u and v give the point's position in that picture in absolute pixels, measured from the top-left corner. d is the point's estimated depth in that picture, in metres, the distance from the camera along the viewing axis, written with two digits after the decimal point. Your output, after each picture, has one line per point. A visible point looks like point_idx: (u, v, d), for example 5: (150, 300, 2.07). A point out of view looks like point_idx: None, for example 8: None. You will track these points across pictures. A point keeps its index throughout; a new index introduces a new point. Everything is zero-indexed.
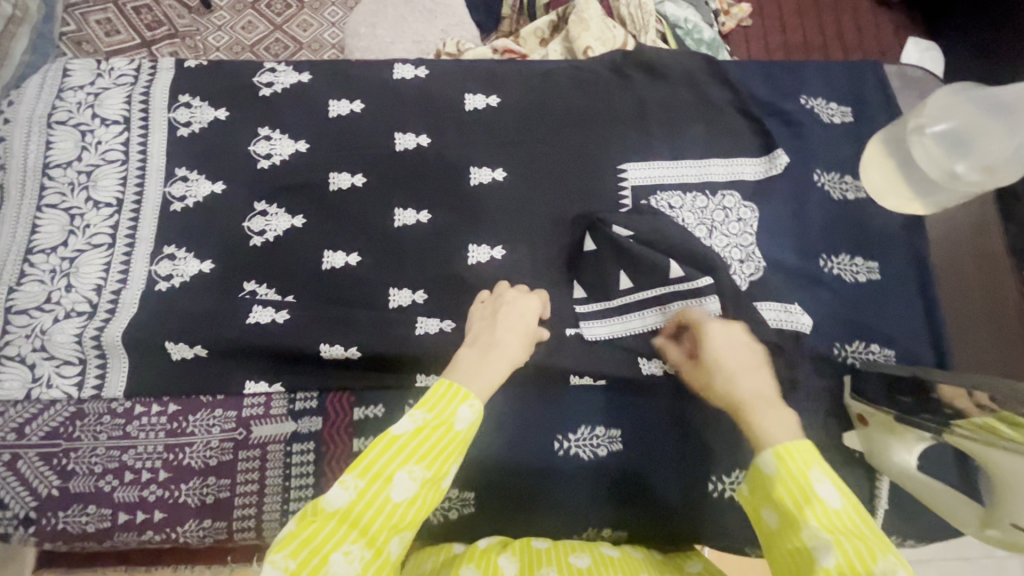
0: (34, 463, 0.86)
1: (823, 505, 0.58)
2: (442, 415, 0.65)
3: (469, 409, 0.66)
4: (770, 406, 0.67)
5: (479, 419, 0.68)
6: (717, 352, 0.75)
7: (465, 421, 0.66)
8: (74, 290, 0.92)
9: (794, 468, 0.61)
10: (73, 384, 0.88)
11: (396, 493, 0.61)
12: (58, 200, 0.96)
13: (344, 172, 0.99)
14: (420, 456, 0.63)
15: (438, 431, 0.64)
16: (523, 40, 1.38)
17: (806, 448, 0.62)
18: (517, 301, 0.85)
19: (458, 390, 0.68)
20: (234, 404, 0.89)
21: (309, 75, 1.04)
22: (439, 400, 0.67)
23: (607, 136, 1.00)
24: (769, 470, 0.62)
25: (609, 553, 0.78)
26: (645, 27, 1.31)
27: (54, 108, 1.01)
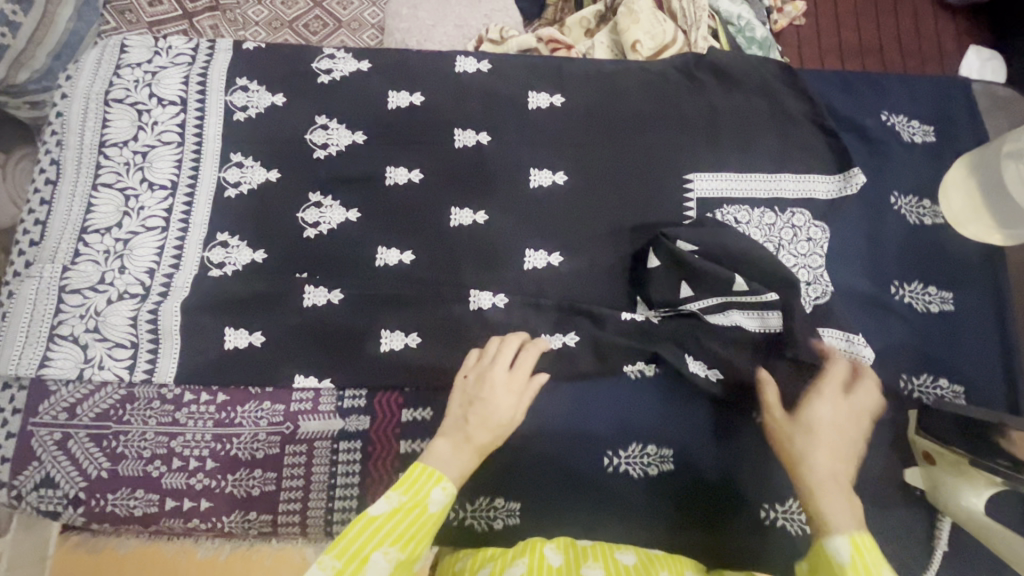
0: (84, 443, 0.86)
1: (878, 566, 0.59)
2: (417, 496, 0.65)
3: (443, 491, 0.66)
4: (839, 493, 0.66)
5: (452, 501, 0.67)
6: (811, 410, 0.76)
7: (438, 503, 0.65)
8: (127, 272, 0.92)
9: (861, 564, 0.59)
10: (124, 368, 0.88)
11: (371, 574, 0.59)
12: (113, 179, 0.95)
13: (400, 167, 0.96)
14: (396, 539, 0.61)
15: (412, 513, 0.63)
16: (568, 30, 1.33)
17: (869, 548, 0.60)
18: (496, 386, 0.78)
19: (434, 471, 0.67)
20: (282, 397, 0.89)
21: (368, 63, 1.01)
22: (415, 481, 0.66)
23: (674, 144, 0.96)
24: (844, 558, 0.60)
25: (656, 553, 0.77)
26: (696, 23, 1.23)
27: (111, 85, 0.99)
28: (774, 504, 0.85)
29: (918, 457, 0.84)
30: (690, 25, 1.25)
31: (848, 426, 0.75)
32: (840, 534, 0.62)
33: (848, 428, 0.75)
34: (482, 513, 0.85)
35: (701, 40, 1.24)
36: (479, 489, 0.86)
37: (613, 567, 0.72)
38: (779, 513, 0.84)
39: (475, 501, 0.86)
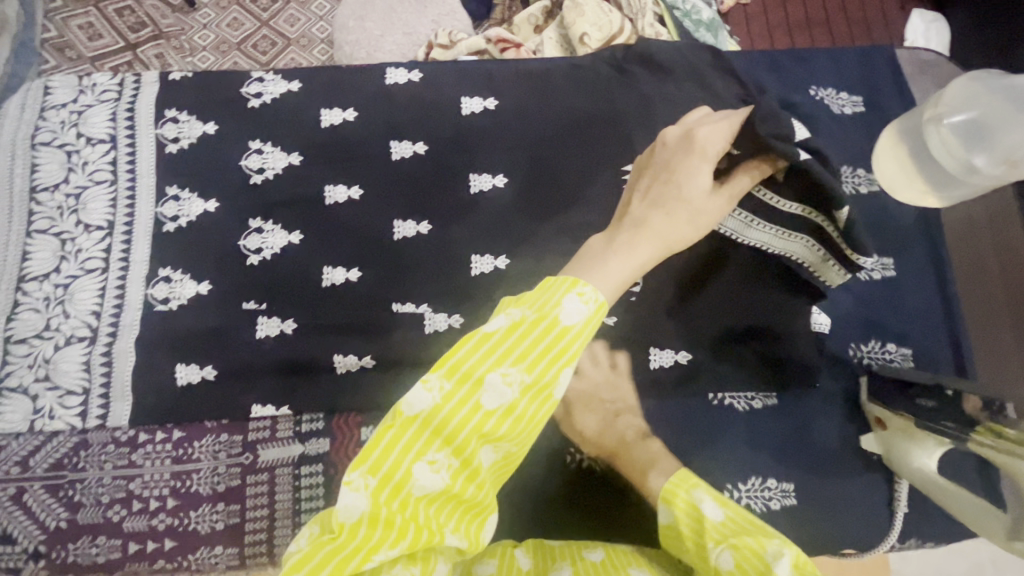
0: (40, 496, 0.84)
1: (688, 490, 0.67)
2: (544, 309, 0.54)
3: (579, 300, 0.55)
4: (634, 449, 0.77)
5: (596, 313, 0.56)
6: (578, 417, 0.81)
7: (575, 315, 0.55)
8: (71, 316, 0.90)
9: (680, 503, 0.66)
10: (75, 415, 0.87)
11: (487, 398, 0.53)
12: (48, 225, 0.94)
13: (340, 185, 0.96)
14: (516, 358, 0.53)
15: (538, 328, 0.53)
16: (517, 27, 1.33)
17: (677, 478, 0.69)
18: (691, 180, 0.66)
19: (568, 280, 0.56)
20: (240, 427, 0.88)
21: (299, 83, 1.00)
22: (543, 292, 0.56)
23: (609, 137, 0.97)
24: (667, 517, 0.67)
25: (623, 547, 0.78)
26: (642, 10, 1.24)
27: (37, 129, 0.98)
28: (738, 484, 0.84)
29: (871, 424, 0.86)
30: (636, 12, 1.26)
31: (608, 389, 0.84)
32: (660, 503, 0.68)
33: (626, 415, 0.82)
34: None
35: (649, 27, 1.25)
36: None
37: (581, 565, 0.72)
38: (743, 493, 0.84)
39: None
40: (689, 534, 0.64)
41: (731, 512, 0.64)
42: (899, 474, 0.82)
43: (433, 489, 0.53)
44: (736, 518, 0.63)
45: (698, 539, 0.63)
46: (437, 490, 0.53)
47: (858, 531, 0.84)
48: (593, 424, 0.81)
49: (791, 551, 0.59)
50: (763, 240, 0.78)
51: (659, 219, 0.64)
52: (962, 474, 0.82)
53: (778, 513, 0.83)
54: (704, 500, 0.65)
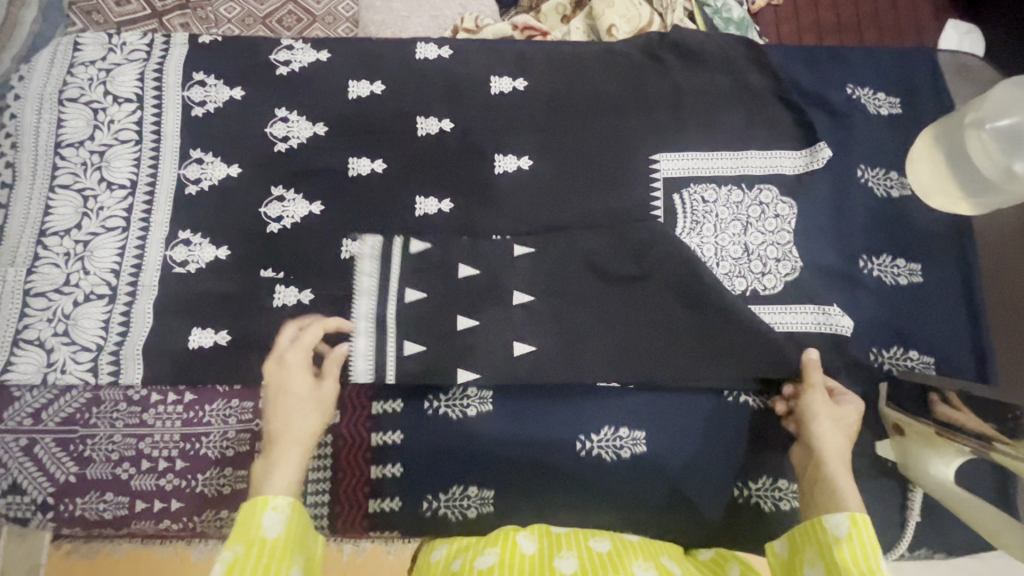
0: (51, 448, 0.85)
1: (874, 543, 0.63)
2: (247, 535, 0.63)
3: (276, 513, 0.65)
4: (843, 471, 0.73)
5: (293, 514, 0.66)
6: (831, 416, 0.78)
7: (275, 528, 0.64)
8: (91, 273, 0.90)
9: (863, 536, 0.64)
10: (88, 371, 0.87)
11: None
12: (71, 180, 0.94)
13: (363, 157, 0.95)
14: None
15: (255, 553, 0.62)
16: (543, 16, 1.31)
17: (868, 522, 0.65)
18: (302, 401, 0.78)
19: (258, 500, 0.66)
20: (252, 394, 0.87)
21: (328, 53, 0.99)
22: (241, 523, 0.64)
23: (638, 124, 0.96)
24: (840, 532, 0.64)
25: (630, 539, 0.77)
26: (672, 4, 1.23)
27: (65, 84, 0.97)
28: (748, 481, 0.85)
29: (888, 429, 0.84)
30: (665, 6, 1.25)
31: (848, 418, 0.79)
32: (841, 512, 0.66)
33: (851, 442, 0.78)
34: (456, 503, 0.85)
35: (678, 22, 1.23)
36: (451, 478, 0.85)
37: (587, 555, 0.71)
38: (752, 491, 0.85)
39: (448, 491, 0.85)
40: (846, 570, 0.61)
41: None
42: (914, 481, 0.81)
43: None
44: None
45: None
46: None
47: None
48: (836, 433, 0.77)
49: None
50: (749, 264, 0.90)
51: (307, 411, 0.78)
52: (980, 487, 0.80)
53: (787, 513, 0.84)
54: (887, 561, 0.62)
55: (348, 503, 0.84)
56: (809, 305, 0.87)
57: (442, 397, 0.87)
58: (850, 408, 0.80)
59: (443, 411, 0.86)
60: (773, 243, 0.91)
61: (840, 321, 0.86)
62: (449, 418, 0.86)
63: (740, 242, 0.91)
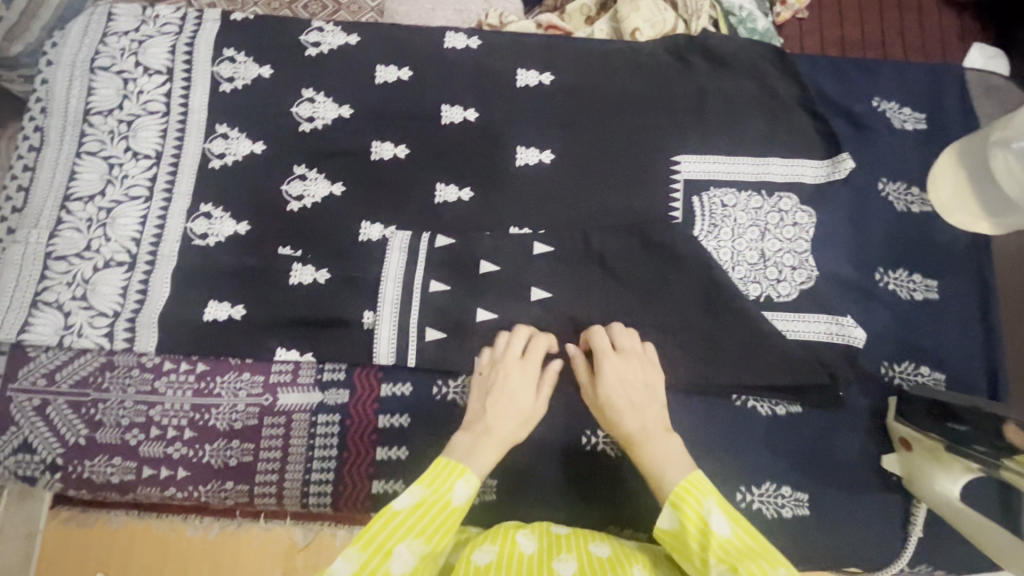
0: (62, 410, 0.86)
1: (691, 505, 0.67)
2: (440, 491, 0.66)
3: (467, 484, 0.68)
4: (656, 442, 0.74)
5: (476, 493, 0.69)
6: (609, 386, 0.79)
7: (462, 497, 0.67)
8: (112, 240, 0.91)
9: (688, 511, 0.66)
10: (104, 336, 0.88)
11: (395, 567, 0.61)
12: (97, 148, 0.95)
13: (387, 142, 0.95)
14: (419, 532, 0.63)
15: (435, 508, 0.65)
16: (568, 15, 1.31)
17: (692, 481, 0.69)
18: (533, 395, 0.79)
19: (458, 464, 0.69)
20: (263, 368, 0.88)
21: (357, 37, 1.00)
22: (437, 474, 0.68)
23: (662, 124, 0.96)
24: (669, 525, 0.67)
25: (629, 544, 0.77)
26: (698, 12, 1.21)
27: (98, 53, 0.98)
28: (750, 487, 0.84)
29: (895, 443, 0.84)
30: (691, 14, 1.23)
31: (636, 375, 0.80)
32: (665, 507, 0.68)
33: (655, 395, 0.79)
34: None
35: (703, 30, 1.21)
36: None
37: (587, 560, 0.70)
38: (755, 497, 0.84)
39: None
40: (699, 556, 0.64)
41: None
42: (918, 496, 0.80)
43: None
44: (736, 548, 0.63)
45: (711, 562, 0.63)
46: None
47: (866, 547, 0.83)
48: (620, 398, 0.78)
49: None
50: (766, 269, 0.90)
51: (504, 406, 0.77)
52: (985, 506, 0.80)
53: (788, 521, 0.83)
54: (715, 513, 0.65)
55: (352, 483, 0.86)
56: (821, 315, 0.87)
57: (451, 383, 0.87)
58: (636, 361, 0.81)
59: (452, 398, 0.87)
60: (790, 251, 0.91)
61: (853, 332, 0.86)
62: (457, 404, 0.87)
63: (757, 248, 0.91)
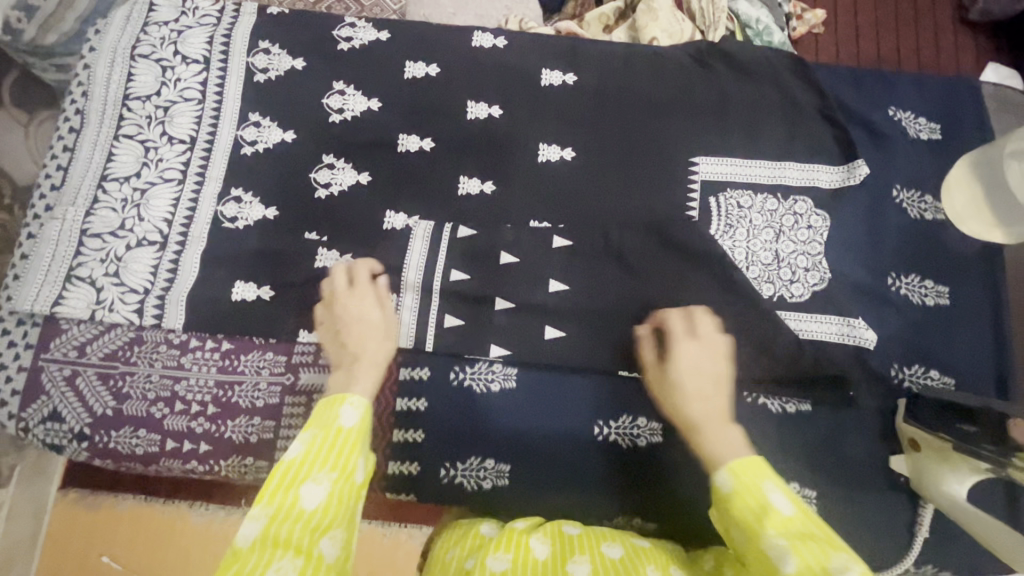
0: (92, 381, 0.88)
1: (756, 482, 0.62)
2: (324, 423, 0.64)
3: (352, 407, 0.66)
4: (715, 426, 0.70)
5: (368, 413, 0.67)
6: (685, 368, 0.78)
7: (351, 418, 0.65)
8: (145, 220, 0.95)
9: (744, 483, 0.62)
10: (134, 311, 0.91)
11: (307, 499, 0.58)
12: (134, 131, 0.98)
13: (413, 135, 0.98)
14: (324, 462, 0.60)
15: (329, 438, 0.63)
16: (587, 24, 1.33)
17: (752, 461, 0.63)
18: (378, 327, 0.83)
19: (337, 396, 0.67)
20: (286, 348, 0.91)
21: (388, 34, 1.03)
22: (319, 413, 0.66)
23: (681, 127, 0.98)
24: (726, 488, 0.63)
25: (641, 543, 0.75)
26: (715, 23, 1.25)
27: (138, 41, 1.02)
28: None
29: (904, 445, 0.85)
30: (708, 25, 1.27)
31: (710, 359, 0.79)
32: (721, 467, 0.64)
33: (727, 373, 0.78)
34: (473, 473, 0.87)
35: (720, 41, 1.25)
36: (469, 448, 0.87)
37: (600, 562, 0.69)
38: None
39: (466, 461, 0.87)
40: (750, 528, 0.59)
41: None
42: (925, 497, 0.81)
43: None
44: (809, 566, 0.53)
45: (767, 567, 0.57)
46: None
47: (872, 546, 0.84)
48: (689, 380, 0.77)
49: None
50: (779, 270, 0.92)
51: (371, 348, 0.80)
52: None
53: None
54: (775, 492, 0.60)
55: None
56: (833, 316, 0.89)
57: (468, 369, 0.90)
58: (721, 345, 0.81)
59: (468, 383, 0.89)
60: (804, 253, 0.93)
61: (864, 334, 0.88)
62: (473, 390, 0.89)
63: (772, 249, 0.93)
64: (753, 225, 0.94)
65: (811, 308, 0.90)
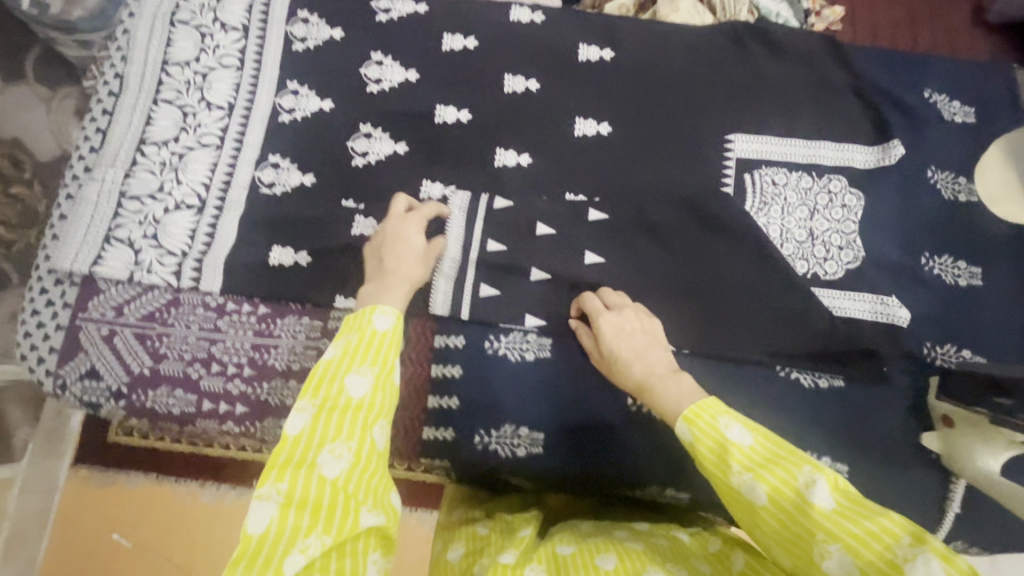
0: (129, 341, 0.89)
1: (714, 423, 0.62)
2: (359, 326, 0.65)
3: (384, 311, 0.67)
4: (664, 380, 0.73)
5: (400, 317, 0.68)
6: (610, 339, 0.81)
7: (385, 322, 0.66)
8: (184, 184, 0.95)
9: (703, 427, 0.62)
10: (172, 273, 0.91)
11: (351, 394, 0.60)
12: (173, 96, 0.99)
13: (451, 106, 0.99)
14: (363, 359, 0.62)
15: (365, 339, 0.64)
16: (606, 16, 1.30)
17: (706, 403, 0.64)
18: (419, 250, 0.83)
19: (370, 303, 0.68)
20: (322, 314, 0.91)
21: (425, 6, 1.03)
22: (354, 318, 0.67)
23: (718, 105, 0.99)
24: (686, 438, 0.63)
25: (633, 544, 0.69)
26: (737, 15, 1.24)
27: (177, 7, 1.02)
28: None
29: (937, 422, 0.86)
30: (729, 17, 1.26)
31: (636, 325, 0.83)
32: (678, 421, 0.65)
33: (656, 330, 0.83)
34: (507, 440, 0.87)
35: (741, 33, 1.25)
36: (504, 416, 0.88)
37: None
38: None
39: (500, 428, 0.87)
40: (715, 471, 0.60)
41: (841, 501, 0.55)
42: (958, 473, 0.82)
43: (339, 476, 0.56)
44: (780, 495, 0.56)
45: (748, 509, 0.59)
46: (343, 475, 0.56)
47: (902, 520, 0.85)
48: (628, 348, 0.80)
49: (860, 543, 0.52)
50: (813, 247, 0.93)
51: (406, 267, 0.80)
52: None
53: None
54: (731, 425, 0.61)
55: (403, 429, 0.88)
56: (866, 294, 0.90)
57: (502, 338, 0.90)
58: (635, 312, 0.84)
59: (502, 352, 0.90)
60: (838, 231, 0.93)
61: (897, 313, 0.89)
62: (507, 359, 0.90)
63: (806, 227, 0.94)
64: (787, 203, 0.95)
65: (845, 284, 0.91)
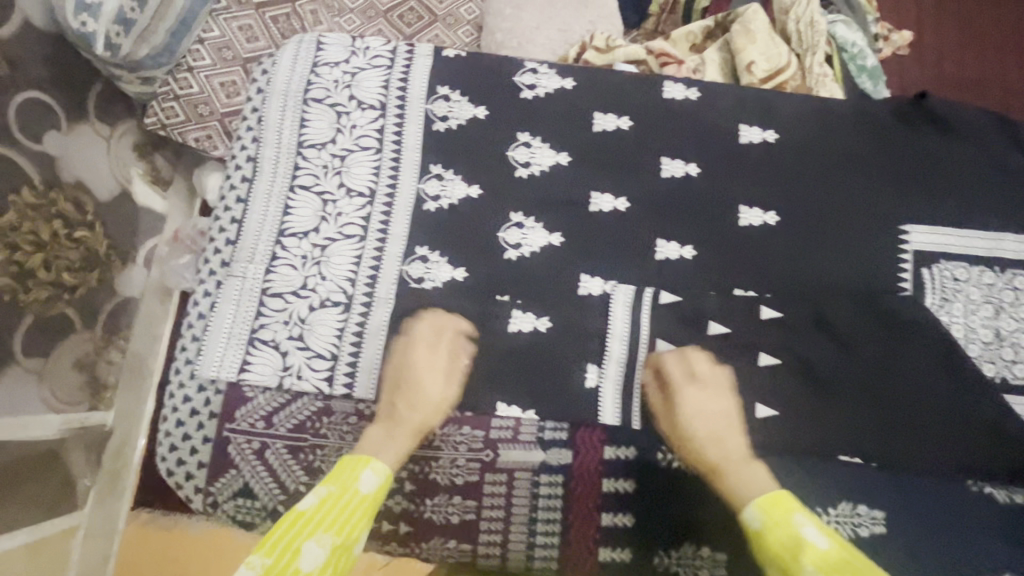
0: (281, 455, 0.84)
1: (784, 519, 0.71)
2: (344, 484, 0.74)
3: (373, 473, 0.76)
4: (738, 469, 0.78)
5: (385, 483, 0.77)
6: (691, 417, 0.82)
7: (368, 486, 0.75)
8: (327, 279, 0.89)
9: (776, 517, 0.71)
10: (323, 379, 0.85)
11: (305, 561, 0.67)
12: (311, 182, 0.92)
13: (607, 194, 0.93)
14: (328, 525, 0.70)
15: (341, 500, 0.73)
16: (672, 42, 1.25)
17: (782, 496, 0.73)
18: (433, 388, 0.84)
19: (360, 459, 0.77)
20: (482, 423, 0.85)
21: (573, 81, 0.97)
22: (341, 472, 0.76)
23: (889, 191, 0.93)
24: (757, 525, 0.72)
25: None
26: (813, 46, 1.17)
27: (310, 84, 0.96)
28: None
29: None
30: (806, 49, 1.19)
31: (713, 405, 0.83)
32: (750, 505, 0.74)
33: (733, 411, 0.83)
34: (688, 561, 0.82)
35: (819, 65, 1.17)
36: (684, 536, 0.83)
37: None
38: None
39: (681, 548, 0.83)
40: (783, 560, 0.69)
41: None
42: None
43: None
44: None
45: None
46: None
47: None
48: (704, 427, 0.81)
49: None
50: (1001, 349, 0.88)
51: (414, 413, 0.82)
52: None
53: None
54: (806, 523, 0.70)
55: (576, 548, 0.84)
56: None
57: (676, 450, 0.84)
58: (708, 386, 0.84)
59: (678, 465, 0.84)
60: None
61: None
62: (684, 472, 0.83)
63: (992, 326, 0.88)
64: (970, 300, 0.89)
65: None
